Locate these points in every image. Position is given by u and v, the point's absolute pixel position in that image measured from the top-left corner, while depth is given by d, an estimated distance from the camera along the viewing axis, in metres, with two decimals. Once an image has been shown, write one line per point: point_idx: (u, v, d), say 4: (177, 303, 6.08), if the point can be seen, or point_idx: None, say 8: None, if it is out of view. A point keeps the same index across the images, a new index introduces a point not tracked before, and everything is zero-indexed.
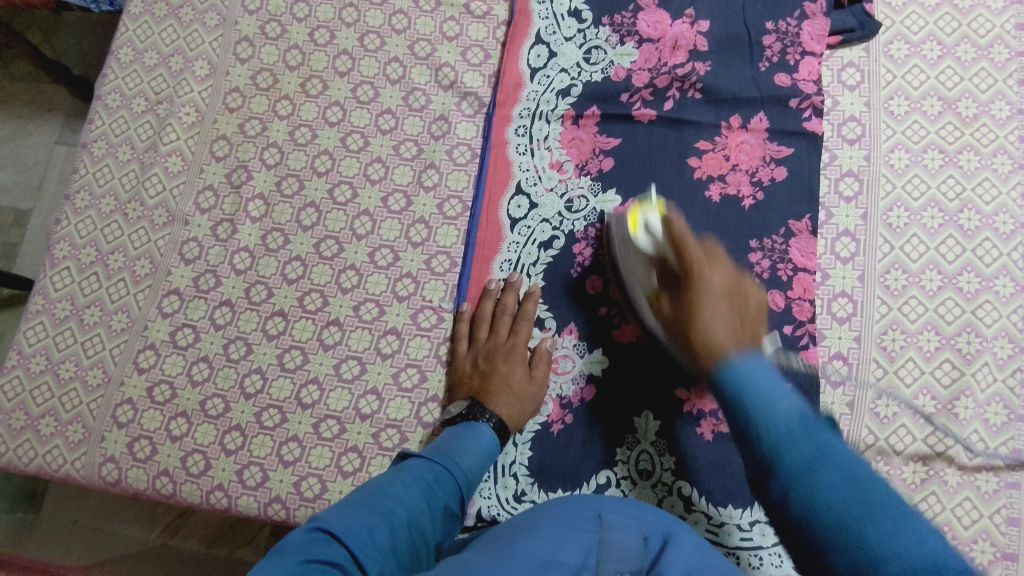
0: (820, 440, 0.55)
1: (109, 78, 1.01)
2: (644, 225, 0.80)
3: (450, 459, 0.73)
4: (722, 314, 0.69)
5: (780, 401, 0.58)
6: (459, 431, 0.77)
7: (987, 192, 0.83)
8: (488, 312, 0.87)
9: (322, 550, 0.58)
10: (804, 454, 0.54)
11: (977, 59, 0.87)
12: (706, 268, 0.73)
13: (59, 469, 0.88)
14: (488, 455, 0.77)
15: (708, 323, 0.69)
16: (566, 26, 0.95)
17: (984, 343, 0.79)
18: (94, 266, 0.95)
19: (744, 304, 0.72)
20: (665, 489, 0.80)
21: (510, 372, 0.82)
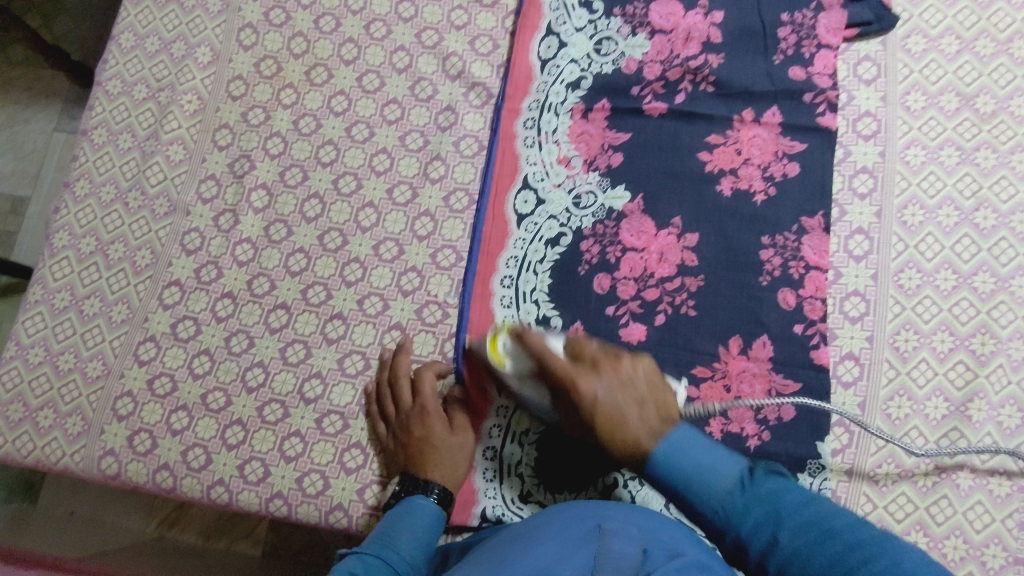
0: (752, 493, 0.58)
1: (110, 65, 0.99)
2: (504, 351, 0.76)
3: (392, 539, 0.68)
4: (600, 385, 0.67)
5: (717, 475, 0.59)
6: (392, 516, 0.72)
7: (1004, 190, 0.82)
8: (387, 383, 0.84)
9: None
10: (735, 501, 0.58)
11: (996, 55, 0.86)
12: (587, 377, 0.68)
13: (58, 462, 0.87)
14: (426, 532, 0.71)
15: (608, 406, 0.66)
16: (577, 16, 0.94)
17: (999, 344, 0.78)
18: (94, 256, 0.93)
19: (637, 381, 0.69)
20: None
21: (429, 433, 0.80)
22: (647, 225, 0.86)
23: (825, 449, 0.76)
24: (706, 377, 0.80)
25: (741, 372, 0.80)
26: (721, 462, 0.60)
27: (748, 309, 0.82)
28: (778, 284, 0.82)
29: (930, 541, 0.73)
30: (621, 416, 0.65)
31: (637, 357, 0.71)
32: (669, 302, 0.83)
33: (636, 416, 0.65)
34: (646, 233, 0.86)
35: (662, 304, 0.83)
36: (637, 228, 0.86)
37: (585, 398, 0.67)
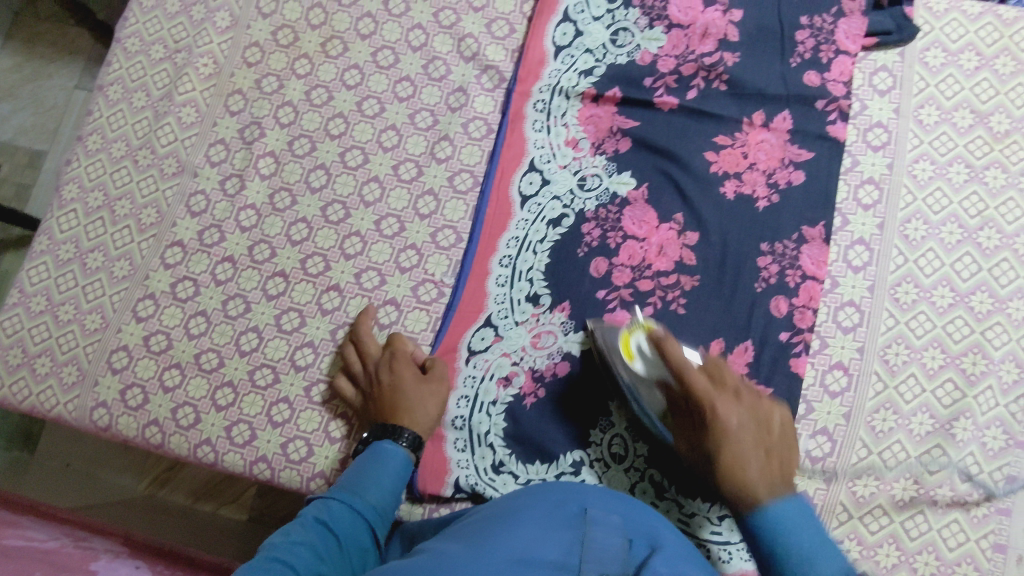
0: (817, 547, 0.61)
1: (129, 23, 1.00)
2: (638, 352, 0.77)
3: (359, 484, 0.69)
4: (741, 444, 0.67)
5: (792, 537, 0.61)
6: (362, 457, 0.73)
7: (1010, 212, 0.81)
8: (366, 332, 0.85)
9: None
10: (802, 543, 0.61)
11: (1015, 74, 0.85)
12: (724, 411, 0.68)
13: (52, 410, 0.88)
14: (397, 480, 0.72)
15: (743, 469, 0.66)
16: (595, 5, 0.93)
17: (990, 365, 0.78)
18: (101, 212, 0.95)
19: (768, 433, 0.69)
20: (638, 475, 0.80)
21: (400, 377, 0.81)
22: (649, 216, 0.86)
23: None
24: None
25: None
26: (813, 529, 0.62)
27: (741, 311, 0.82)
28: (772, 291, 0.82)
29: (902, 555, 0.74)
30: (742, 469, 0.66)
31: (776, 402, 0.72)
32: (660, 296, 0.83)
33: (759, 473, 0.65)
34: (648, 223, 0.86)
35: (654, 296, 0.83)
36: (639, 216, 0.86)
37: (719, 433, 0.67)
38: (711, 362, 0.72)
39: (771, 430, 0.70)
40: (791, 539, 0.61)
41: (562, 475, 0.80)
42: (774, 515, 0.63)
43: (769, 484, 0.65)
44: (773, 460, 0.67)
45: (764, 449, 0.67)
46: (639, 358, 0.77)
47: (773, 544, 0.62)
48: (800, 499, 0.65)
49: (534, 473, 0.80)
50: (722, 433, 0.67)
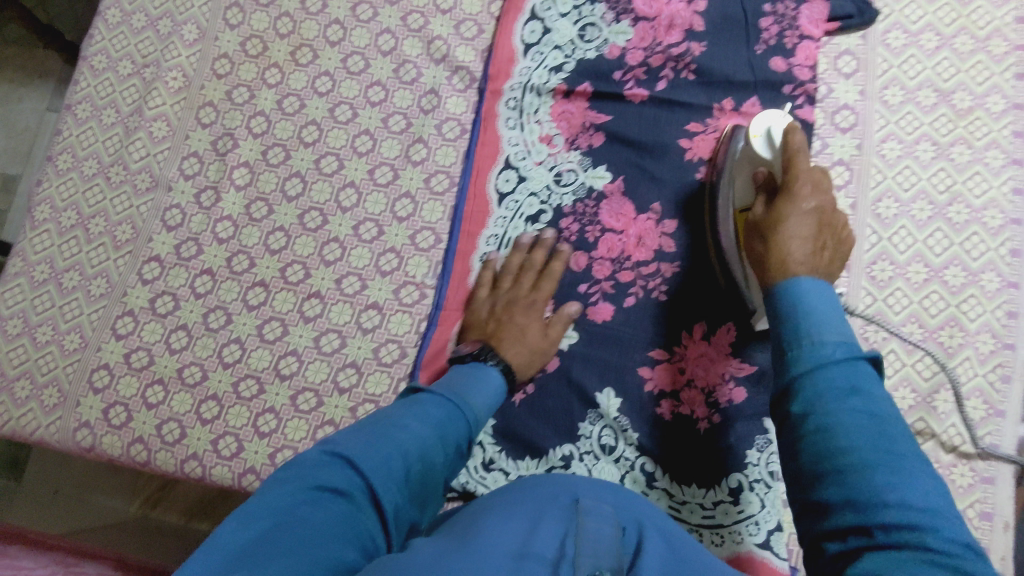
0: (894, 453, 0.46)
1: (96, 40, 1.00)
2: (766, 131, 0.71)
3: (467, 396, 0.71)
4: (802, 221, 0.63)
5: (834, 331, 0.53)
6: (412, 402, 0.68)
7: (978, 186, 0.83)
8: (515, 264, 0.86)
9: (331, 474, 0.57)
10: (819, 305, 0.55)
11: (975, 51, 0.86)
12: (808, 193, 0.64)
13: (34, 433, 0.87)
14: (495, 398, 0.75)
15: (791, 242, 0.62)
16: (562, 1, 0.94)
17: (967, 337, 0.79)
18: (74, 230, 0.94)
19: (831, 235, 0.64)
20: (628, 466, 0.80)
21: (527, 325, 0.82)
22: (626, 208, 0.86)
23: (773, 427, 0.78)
24: (662, 359, 0.82)
25: (701, 356, 0.81)
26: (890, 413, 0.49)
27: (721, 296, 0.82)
28: None
29: None
30: (789, 246, 0.61)
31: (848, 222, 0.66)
32: (641, 286, 0.84)
33: (804, 253, 0.60)
34: (625, 215, 0.86)
35: (635, 287, 0.84)
36: (616, 209, 0.87)
37: (787, 202, 0.64)
38: (821, 170, 0.66)
39: (836, 241, 0.64)
40: (824, 345, 0.52)
41: (552, 470, 0.80)
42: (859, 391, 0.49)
43: (814, 277, 0.59)
44: (827, 248, 0.63)
45: (819, 240, 0.62)
46: (765, 136, 0.71)
47: (799, 327, 0.54)
48: (822, 289, 0.57)
49: (525, 469, 0.80)
50: (791, 200, 0.64)
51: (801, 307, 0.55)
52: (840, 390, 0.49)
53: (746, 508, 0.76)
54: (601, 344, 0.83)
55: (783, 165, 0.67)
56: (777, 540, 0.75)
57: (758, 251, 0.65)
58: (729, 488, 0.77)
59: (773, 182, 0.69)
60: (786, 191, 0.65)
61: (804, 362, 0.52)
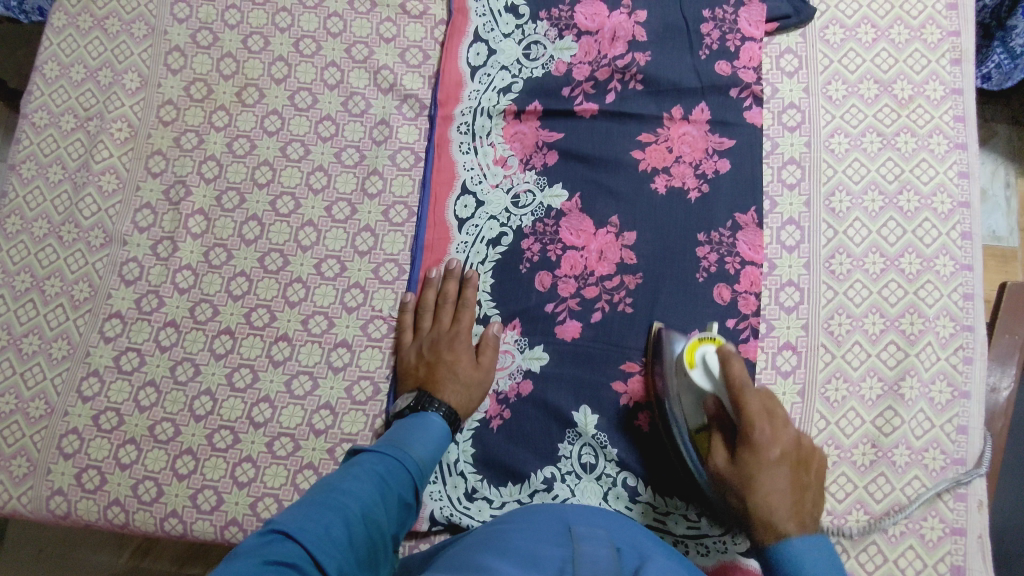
0: None
1: (35, 96, 0.98)
2: (701, 361, 0.72)
3: (406, 444, 0.72)
4: (778, 477, 0.66)
5: None
6: (350, 465, 0.68)
7: (925, 173, 0.84)
8: (431, 301, 0.87)
9: (275, 550, 0.54)
10: (820, 574, 0.61)
11: (911, 41, 0.88)
12: (770, 440, 0.66)
13: (5, 506, 0.85)
14: (439, 443, 0.75)
15: (772, 492, 0.65)
16: (504, 21, 0.94)
17: (927, 323, 0.80)
18: (30, 293, 0.92)
19: (804, 471, 0.68)
20: (610, 481, 0.80)
21: (456, 360, 0.82)
22: (585, 224, 0.87)
23: None
24: (634, 371, 0.82)
25: None
26: None
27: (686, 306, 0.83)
28: (714, 280, 0.83)
29: (869, 518, 0.76)
30: (773, 506, 0.65)
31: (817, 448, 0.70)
32: (607, 301, 0.84)
33: (788, 512, 0.64)
34: (585, 232, 0.87)
35: (601, 302, 0.85)
36: (576, 226, 0.87)
37: (756, 445, 0.66)
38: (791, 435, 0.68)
39: (806, 475, 0.68)
40: None
41: (535, 494, 0.80)
42: None
43: (801, 524, 0.64)
44: (806, 497, 0.67)
45: (799, 496, 0.66)
46: (701, 368, 0.72)
47: (789, 575, 0.63)
48: (824, 539, 0.64)
49: (508, 495, 0.80)
50: (780, 430, 0.67)
51: (804, 573, 0.62)
52: None
53: None
54: (574, 363, 0.83)
55: (734, 405, 0.67)
56: None
57: (739, 509, 0.67)
58: None
59: (732, 415, 0.69)
60: (748, 440, 0.66)
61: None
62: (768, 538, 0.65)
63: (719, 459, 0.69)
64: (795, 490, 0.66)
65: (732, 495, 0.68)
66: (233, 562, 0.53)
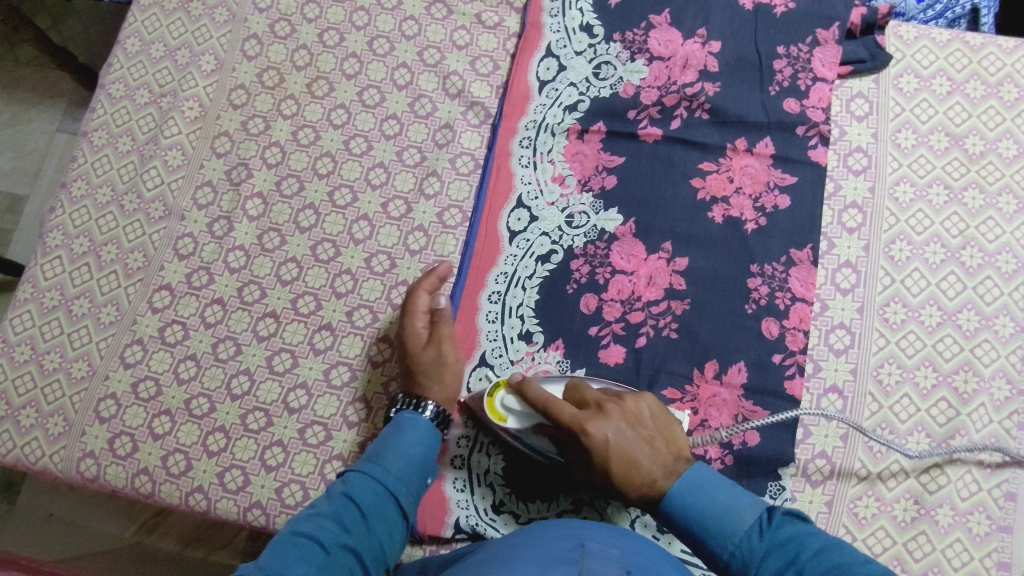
0: (805, 549, 0.63)
1: (114, 69, 1.01)
2: (506, 410, 0.77)
3: (382, 458, 0.73)
4: (613, 428, 0.72)
5: (739, 514, 0.67)
6: (332, 489, 0.71)
7: (990, 231, 0.83)
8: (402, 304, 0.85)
9: None
10: (719, 502, 0.67)
11: (986, 97, 0.87)
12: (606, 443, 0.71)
13: (37, 462, 0.86)
14: (420, 446, 0.75)
15: (622, 453, 0.71)
16: (577, 39, 0.95)
17: (981, 383, 0.78)
18: (86, 257, 0.94)
19: (647, 426, 0.73)
20: (640, 508, 0.79)
21: (421, 351, 0.81)
22: (637, 248, 0.87)
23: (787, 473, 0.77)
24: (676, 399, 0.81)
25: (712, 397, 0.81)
26: (832, 542, 0.65)
27: (733, 337, 0.82)
28: (762, 313, 0.82)
29: None
30: (635, 458, 0.71)
31: (641, 394, 0.77)
32: (652, 325, 0.84)
33: (654, 467, 0.71)
34: (636, 256, 0.86)
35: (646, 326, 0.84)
36: (627, 250, 0.87)
37: (602, 423, 0.72)
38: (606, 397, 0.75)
39: (647, 415, 0.74)
40: (737, 538, 0.66)
41: (563, 514, 0.79)
42: (796, 531, 0.65)
43: (662, 470, 0.71)
44: (660, 442, 0.73)
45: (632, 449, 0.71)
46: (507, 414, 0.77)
47: (707, 527, 0.67)
48: (700, 466, 0.71)
49: (535, 512, 0.79)
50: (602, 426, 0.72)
51: (693, 498, 0.68)
52: (788, 538, 0.64)
53: None
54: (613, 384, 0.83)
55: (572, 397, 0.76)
56: None
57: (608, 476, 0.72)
58: None
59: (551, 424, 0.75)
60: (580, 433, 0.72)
61: (735, 560, 0.66)
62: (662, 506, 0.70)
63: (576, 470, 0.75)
64: (645, 441, 0.72)
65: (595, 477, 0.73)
66: None
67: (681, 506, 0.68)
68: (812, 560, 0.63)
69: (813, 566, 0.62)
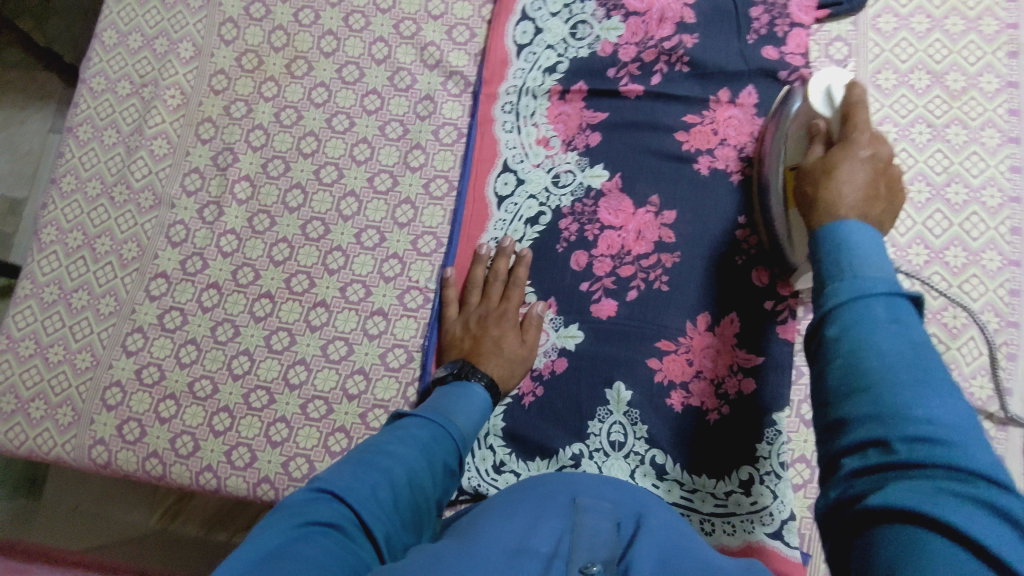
0: (931, 373, 0.43)
1: (94, 62, 1.01)
2: (817, 94, 0.73)
3: (451, 414, 0.72)
4: (859, 170, 0.59)
5: (875, 261, 0.49)
6: (395, 429, 0.68)
7: (975, 165, 0.83)
8: (480, 277, 0.87)
9: (323, 508, 0.55)
10: (862, 243, 0.50)
11: (966, 32, 0.86)
12: (863, 141, 0.61)
13: (50, 452, 0.88)
14: (479, 415, 0.75)
15: (841, 171, 0.59)
16: (551, 1, 0.95)
17: (970, 317, 0.79)
18: (81, 251, 0.95)
19: (886, 185, 0.59)
20: (638, 459, 0.80)
21: (501, 335, 0.82)
22: (624, 203, 0.87)
23: (782, 417, 0.78)
24: (669, 350, 0.82)
25: (705, 347, 0.82)
26: (958, 396, 0.42)
27: (722, 288, 0.83)
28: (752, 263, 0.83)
29: None
30: (845, 184, 0.57)
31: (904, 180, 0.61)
32: (643, 278, 0.84)
33: (857, 200, 0.56)
34: (624, 211, 0.87)
35: (636, 280, 0.84)
36: (614, 206, 0.87)
37: (845, 148, 0.61)
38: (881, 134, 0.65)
39: (888, 179, 0.59)
40: (862, 277, 0.48)
41: (562, 469, 0.80)
42: (913, 335, 0.44)
43: (861, 210, 0.55)
44: (879, 202, 0.57)
45: (877, 166, 0.59)
46: (823, 96, 0.71)
47: (839, 260, 0.50)
48: (868, 232, 0.52)
49: (536, 469, 0.81)
50: (847, 150, 0.61)
51: (852, 254, 0.49)
52: (879, 319, 0.45)
53: (760, 498, 0.76)
54: (606, 340, 0.83)
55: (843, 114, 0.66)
56: (790, 529, 0.75)
57: (817, 167, 0.61)
58: (739, 479, 0.77)
59: (831, 131, 0.67)
60: (844, 141, 0.62)
61: (835, 291, 0.48)
62: (822, 219, 0.56)
63: (808, 160, 0.66)
64: (871, 187, 0.57)
65: (806, 180, 0.62)
66: (280, 515, 0.54)
67: (829, 232, 0.53)
68: (873, 356, 0.44)
69: (900, 362, 0.43)
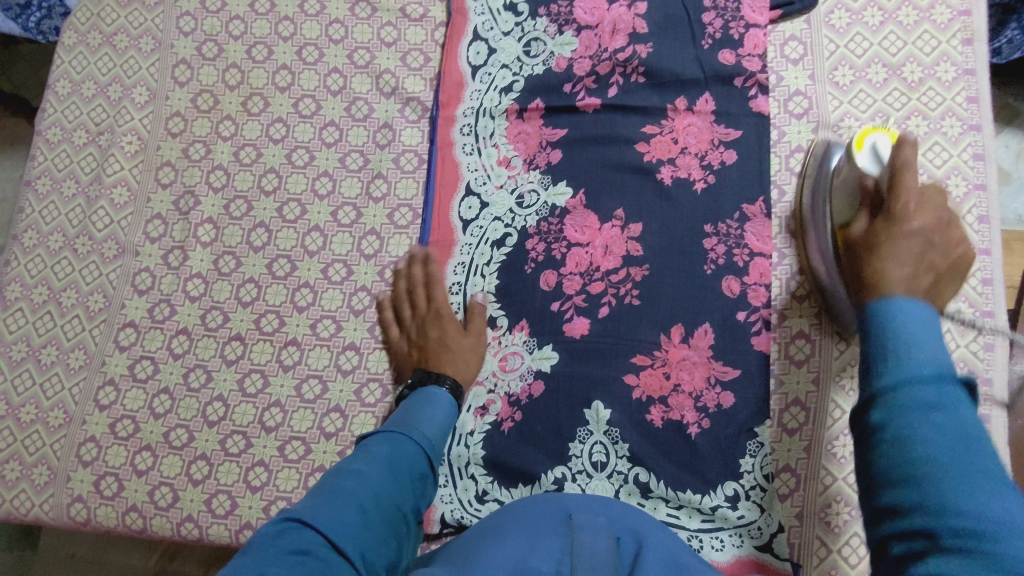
0: (980, 461, 0.40)
1: (48, 113, 1.00)
2: (871, 147, 0.70)
3: (413, 423, 0.72)
4: (910, 244, 0.60)
5: (924, 349, 0.46)
6: (359, 450, 0.67)
7: (938, 156, 0.82)
8: (404, 289, 0.87)
9: (292, 539, 0.53)
10: (908, 338, 0.47)
11: (919, 22, 0.86)
12: (912, 211, 0.63)
13: (27, 514, 0.87)
14: (444, 418, 0.75)
15: (888, 263, 0.59)
16: (503, 20, 0.94)
17: (944, 310, 0.78)
18: (46, 306, 0.94)
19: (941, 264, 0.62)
20: (622, 478, 0.79)
21: (444, 334, 0.83)
22: (590, 219, 0.86)
23: (763, 428, 0.77)
24: (646, 365, 0.81)
25: (681, 359, 0.81)
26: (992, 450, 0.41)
27: (694, 299, 0.82)
28: (722, 272, 0.82)
29: None
30: (891, 263, 0.59)
31: (965, 239, 0.65)
32: (613, 294, 0.83)
33: (907, 278, 0.57)
34: (590, 227, 0.86)
35: (607, 296, 0.84)
36: (580, 222, 0.86)
37: (893, 221, 0.62)
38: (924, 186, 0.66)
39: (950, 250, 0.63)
40: (907, 365, 0.46)
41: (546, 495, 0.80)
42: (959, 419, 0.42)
43: (912, 286, 0.57)
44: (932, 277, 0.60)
45: (924, 261, 0.60)
46: (870, 151, 0.69)
47: (885, 342, 0.48)
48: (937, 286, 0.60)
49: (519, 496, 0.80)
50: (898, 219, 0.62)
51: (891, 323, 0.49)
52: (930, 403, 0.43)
53: (747, 512, 0.76)
54: (582, 359, 0.82)
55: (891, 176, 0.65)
56: (779, 541, 0.75)
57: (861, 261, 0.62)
58: (725, 495, 0.77)
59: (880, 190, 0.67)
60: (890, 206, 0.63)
61: (887, 375, 0.46)
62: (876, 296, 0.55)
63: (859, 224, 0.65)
64: (920, 262, 0.60)
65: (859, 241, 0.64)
66: (248, 553, 0.51)
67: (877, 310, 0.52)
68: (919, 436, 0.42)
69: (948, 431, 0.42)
